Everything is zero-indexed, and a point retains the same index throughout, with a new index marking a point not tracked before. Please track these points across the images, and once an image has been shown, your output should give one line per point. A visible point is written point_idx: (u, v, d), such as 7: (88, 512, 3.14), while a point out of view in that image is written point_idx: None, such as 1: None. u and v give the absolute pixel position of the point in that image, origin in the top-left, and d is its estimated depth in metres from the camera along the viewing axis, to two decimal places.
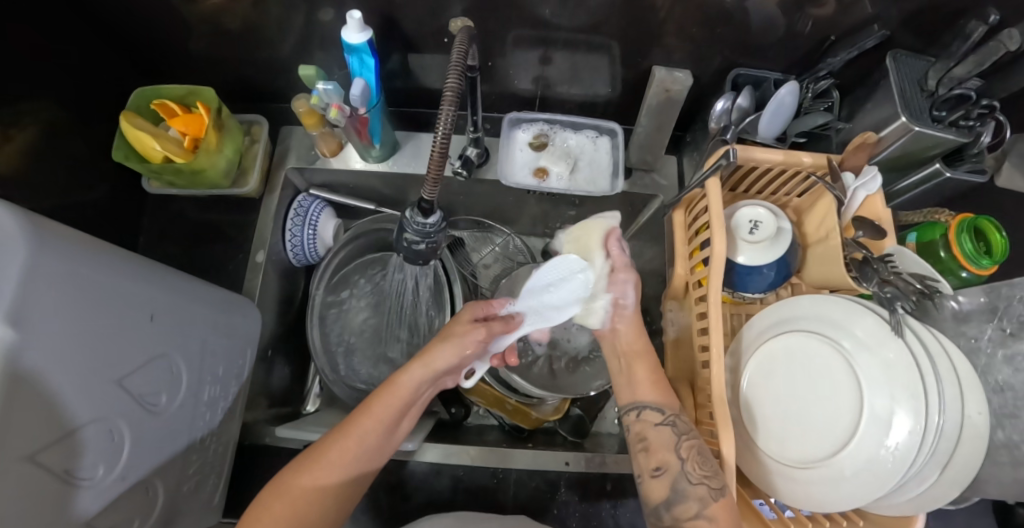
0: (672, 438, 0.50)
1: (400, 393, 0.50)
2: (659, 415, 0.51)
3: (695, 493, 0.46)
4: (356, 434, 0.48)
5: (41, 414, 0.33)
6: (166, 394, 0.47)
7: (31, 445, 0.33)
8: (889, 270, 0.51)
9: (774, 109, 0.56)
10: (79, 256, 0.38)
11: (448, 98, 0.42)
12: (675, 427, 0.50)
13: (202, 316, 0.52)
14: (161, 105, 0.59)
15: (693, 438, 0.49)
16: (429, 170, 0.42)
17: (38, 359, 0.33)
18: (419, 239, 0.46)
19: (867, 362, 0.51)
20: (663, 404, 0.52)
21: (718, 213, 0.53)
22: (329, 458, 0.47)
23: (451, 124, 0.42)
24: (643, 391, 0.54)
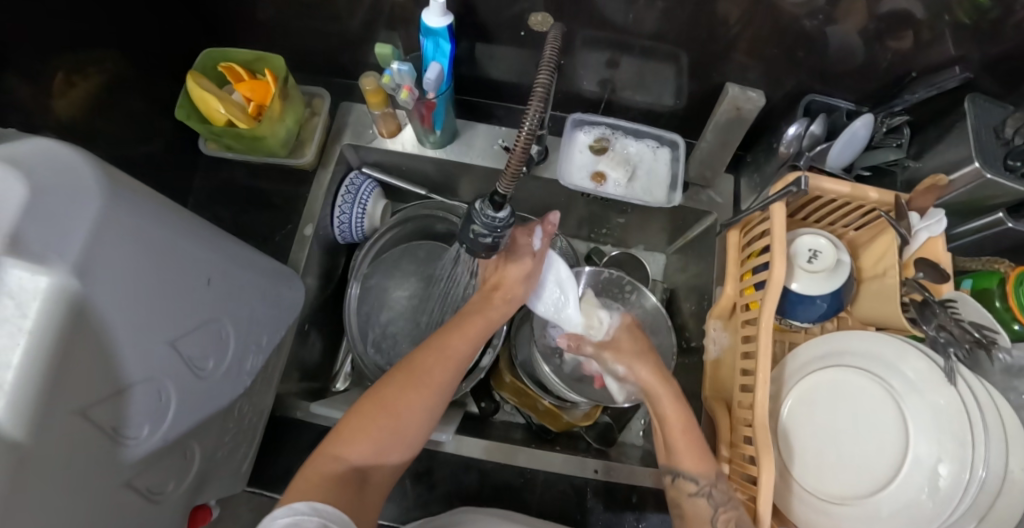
0: (709, 511, 0.46)
1: (489, 321, 0.53)
2: (694, 485, 0.48)
3: None
4: (435, 368, 0.48)
5: (95, 368, 0.33)
6: (213, 359, 0.46)
7: (82, 397, 0.32)
8: (949, 315, 0.51)
9: (847, 139, 0.55)
10: (141, 212, 0.37)
11: (538, 94, 0.40)
12: (710, 499, 0.47)
13: (252, 284, 0.51)
14: (228, 68, 0.59)
15: (730, 510, 0.46)
16: (508, 164, 0.41)
17: (100, 310, 0.33)
18: (487, 232, 0.45)
19: (916, 405, 0.50)
20: (697, 474, 0.48)
21: (780, 238, 0.53)
22: (413, 388, 0.46)
23: (536, 121, 0.40)
24: (678, 458, 0.49)
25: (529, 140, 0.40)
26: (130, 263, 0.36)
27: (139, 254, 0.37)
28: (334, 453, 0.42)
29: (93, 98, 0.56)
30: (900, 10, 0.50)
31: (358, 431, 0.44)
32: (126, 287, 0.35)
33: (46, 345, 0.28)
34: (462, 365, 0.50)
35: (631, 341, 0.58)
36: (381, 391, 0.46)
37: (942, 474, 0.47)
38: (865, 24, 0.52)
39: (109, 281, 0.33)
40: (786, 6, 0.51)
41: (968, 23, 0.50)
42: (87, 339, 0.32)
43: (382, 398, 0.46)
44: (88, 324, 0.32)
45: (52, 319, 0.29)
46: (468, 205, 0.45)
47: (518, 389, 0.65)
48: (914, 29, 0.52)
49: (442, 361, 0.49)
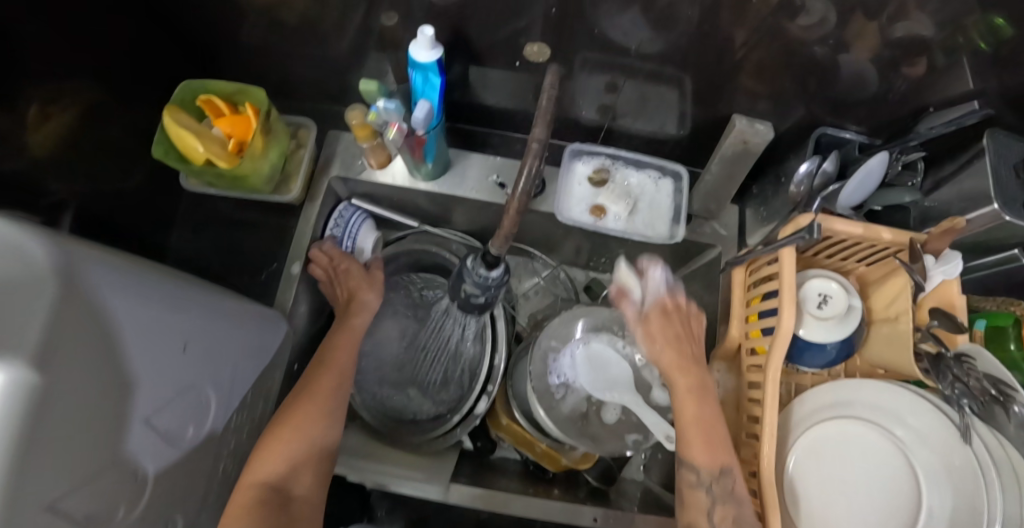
0: (705, 504, 0.46)
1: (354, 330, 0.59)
2: (694, 476, 0.47)
3: None
4: (325, 381, 0.53)
5: (65, 461, 0.31)
6: (191, 425, 0.44)
7: (52, 493, 0.30)
8: (964, 369, 0.49)
9: (861, 178, 0.52)
10: (107, 286, 0.35)
11: (534, 150, 0.37)
12: (708, 492, 0.46)
13: (232, 340, 0.49)
14: (207, 101, 0.55)
15: (728, 506, 0.46)
16: (503, 224, 0.39)
17: (75, 396, 0.31)
18: (478, 292, 0.42)
19: (924, 456, 0.49)
20: (701, 466, 0.47)
21: (790, 284, 0.50)
22: (306, 402, 0.51)
23: (534, 175, 0.38)
24: (693, 448, 0.48)
25: (524, 199, 0.38)
26: (99, 343, 0.33)
27: (108, 332, 0.34)
28: (250, 479, 0.45)
29: (72, 132, 0.53)
30: (912, 34, 0.46)
31: (269, 452, 0.47)
32: (98, 369, 0.33)
33: (17, 450, 0.26)
34: (343, 376, 0.55)
35: (664, 325, 0.54)
36: (281, 418, 0.49)
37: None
38: (878, 50, 0.49)
39: (79, 367, 0.31)
40: (794, 29, 0.48)
41: (986, 51, 0.47)
42: (56, 432, 0.29)
43: (284, 422, 0.49)
44: (58, 416, 0.29)
45: (25, 420, 0.26)
46: (460, 263, 0.43)
47: (515, 430, 0.63)
48: (928, 54, 0.48)
49: (325, 377, 0.54)
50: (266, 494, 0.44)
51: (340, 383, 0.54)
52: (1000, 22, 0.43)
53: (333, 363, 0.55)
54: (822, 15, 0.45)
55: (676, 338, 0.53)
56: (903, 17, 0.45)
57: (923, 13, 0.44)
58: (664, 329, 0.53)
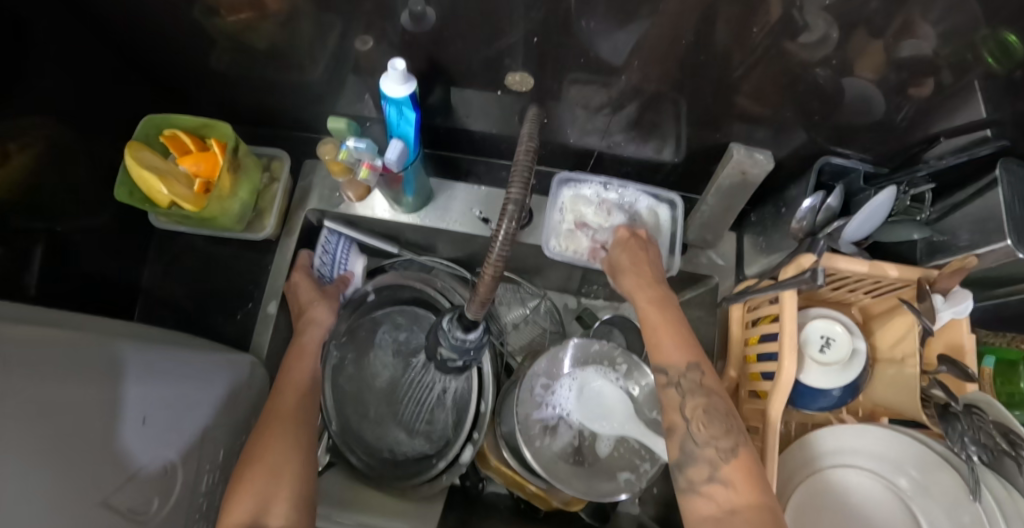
0: (678, 399, 0.43)
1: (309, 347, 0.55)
2: (665, 376, 0.45)
3: (704, 454, 0.40)
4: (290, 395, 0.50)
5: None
6: (159, 499, 0.39)
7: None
8: (974, 422, 0.45)
9: (869, 214, 0.48)
10: (10, 369, 0.30)
11: (510, 213, 0.32)
12: (679, 387, 0.43)
13: (188, 400, 0.44)
14: (171, 137, 0.52)
15: (699, 398, 0.42)
16: (478, 288, 0.35)
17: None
18: (455, 355, 0.40)
19: (930, 511, 0.47)
20: (668, 365, 0.45)
21: (791, 330, 0.47)
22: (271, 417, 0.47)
23: (513, 229, 0.32)
24: (666, 349, 0.46)
25: (500, 264, 0.34)
26: (6, 431, 0.28)
27: (15, 418, 0.29)
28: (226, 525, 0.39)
29: (32, 170, 0.49)
30: (918, 53, 0.42)
31: (245, 481, 0.41)
32: (10, 460, 0.28)
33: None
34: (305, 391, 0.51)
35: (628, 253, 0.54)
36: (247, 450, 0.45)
37: None
38: (883, 70, 0.45)
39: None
40: (795, 48, 0.44)
41: (1000, 73, 0.43)
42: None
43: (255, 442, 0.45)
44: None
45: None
46: (436, 322, 0.40)
47: (504, 471, 0.61)
48: (936, 74, 0.44)
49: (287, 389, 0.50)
50: (243, 527, 0.38)
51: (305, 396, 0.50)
52: (1011, 37, 0.39)
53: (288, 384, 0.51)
54: (823, 30, 0.41)
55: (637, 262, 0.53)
56: (907, 35, 0.41)
57: (933, 31, 0.40)
58: (629, 250, 0.54)
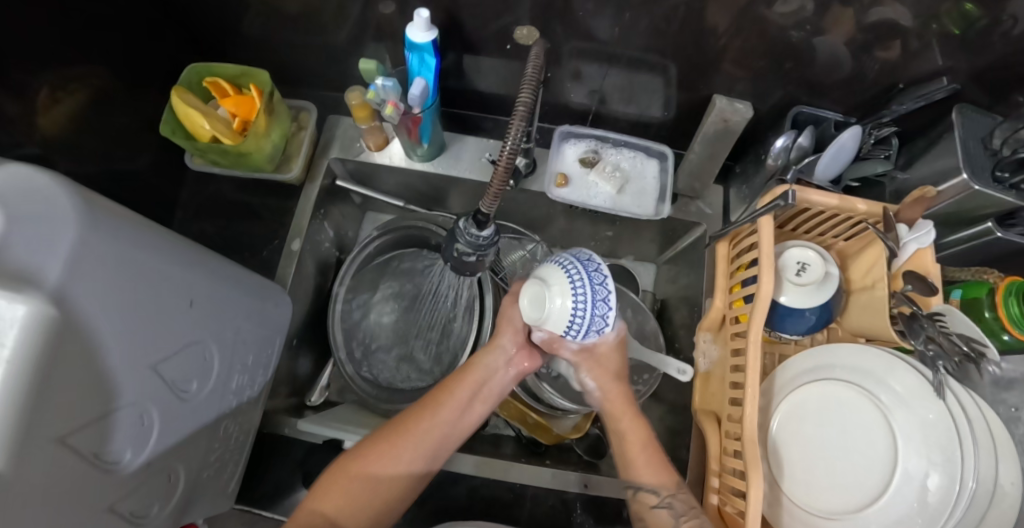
0: (670, 523, 0.47)
1: (474, 373, 0.53)
2: (655, 497, 0.48)
3: None
4: (443, 411, 0.51)
5: (76, 397, 0.33)
6: (197, 381, 0.46)
7: (64, 426, 0.32)
8: (937, 328, 0.50)
9: (834, 152, 0.56)
10: (123, 237, 0.37)
11: (520, 112, 0.39)
12: (671, 509, 0.47)
13: (238, 304, 0.51)
14: (212, 83, 0.59)
15: (693, 519, 0.46)
16: (491, 184, 0.41)
17: (83, 327, 0.32)
18: (470, 251, 0.46)
19: (905, 420, 0.51)
20: (657, 486, 0.48)
21: (768, 251, 0.52)
22: (426, 417, 0.50)
23: (519, 137, 0.40)
24: (641, 469, 0.49)
25: (511, 162, 0.40)
26: (109, 295, 0.35)
27: (117, 286, 0.36)
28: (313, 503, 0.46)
29: (81, 115, 0.55)
30: (879, 15, 0.49)
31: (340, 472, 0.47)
32: (106, 314, 0.35)
33: (32, 373, 0.28)
34: (475, 389, 0.53)
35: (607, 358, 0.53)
36: (403, 419, 0.51)
37: (931, 488, 0.47)
38: (853, 33, 0.52)
39: (89, 307, 0.33)
40: (771, 14, 0.51)
41: (957, 33, 0.49)
42: (69, 366, 0.32)
43: (382, 440, 0.49)
44: (73, 350, 0.32)
45: (35, 349, 0.28)
46: (453, 224, 0.46)
47: (506, 401, 0.65)
48: (895, 34, 0.51)
49: (468, 378, 0.53)
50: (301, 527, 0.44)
51: (458, 414, 0.52)
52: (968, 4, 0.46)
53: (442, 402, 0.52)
54: (798, 2, 0.48)
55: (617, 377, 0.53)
56: (877, 3, 0.48)
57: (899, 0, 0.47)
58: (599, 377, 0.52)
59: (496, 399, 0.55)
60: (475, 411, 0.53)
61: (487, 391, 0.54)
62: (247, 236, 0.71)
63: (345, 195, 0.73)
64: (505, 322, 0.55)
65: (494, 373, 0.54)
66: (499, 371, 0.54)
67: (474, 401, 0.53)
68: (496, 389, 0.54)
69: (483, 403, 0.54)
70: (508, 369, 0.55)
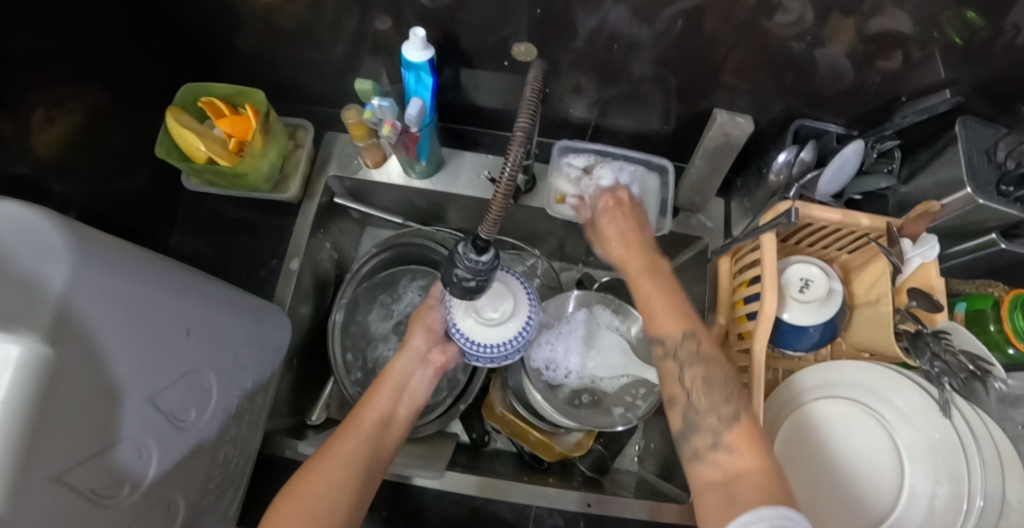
0: (676, 371, 0.45)
1: (390, 381, 0.57)
2: (662, 346, 0.47)
3: (707, 423, 0.41)
4: (365, 423, 0.52)
5: (73, 435, 0.32)
6: (194, 410, 0.46)
7: (61, 464, 0.31)
8: (942, 347, 0.50)
9: (837, 166, 0.56)
10: (117, 268, 0.37)
11: (518, 137, 0.36)
12: (677, 359, 0.45)
13: (235, 329, 0.51)
14: (208, 103, 0.58)
15: (697, 368, 0.44)
16: (491, 207, 0.37)
17: (80, 363, 0.32)
18: (470, 276, 0.43)
19: (911, 438, 0.50)
20: (668, 337, 0.46)
21: (771, 269, 0.52)
22: (348, 436, 0.50)
23: (520, 159, 0.36)
24: (659, 322, 0.47)
25: (509, 191, 0.35)
26: (105, 330, 0.35)
27: (113, 318, 0.35)
28: None
29: (77, 137, 0.55)
30: (882, 28, 0.48)
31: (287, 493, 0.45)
32: (103, 349, 0.34)
33: (28, 416, 0.28)
34: (395, 393, 0.56)
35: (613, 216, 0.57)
36: (330, 445, 0.50)
37: (938, 507, 0.47)
38: (854, 45, 0.51)
39: (86, 341, 0.33)
40: (772, 27, 0.50)
41: (959, 43, 0.49)
42: (67, 404, 0.31)
43: (311, 466, 0.47)
44: (69, 387, 0.31)
45: (31, 390, 0.28)
46: (451, 248, 0.43)
47: (509, 419, 0.65)
48: (899, 47, 0.50)
49: (385, 386, 0.56)
50: None
51: (382, 424, 0.53)
52: (970, 15, 0.46)
53: (360, 420, 0.52)
54: (798, 14, 0.48)
55: (631, 243, 0.54)
56: (879, 15, 0.47)
57: (900, 9, 0.46)
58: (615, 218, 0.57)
59: (419, 402, 0.57)
60: (401, 415, 0.55)
61: (408, 394, 0.57)
62: (243, 253, 0.70)
63: (343, 211, 0.72)
64: (418, 323, 0.59)
65: (412, 374, 0.57)
66: (415, 372, 0.58)
67: (397, 405, 0.56)
68: (416, 392, 0.57)
69: (407, 408, 0.56)
70: (424, 366, 0.58)
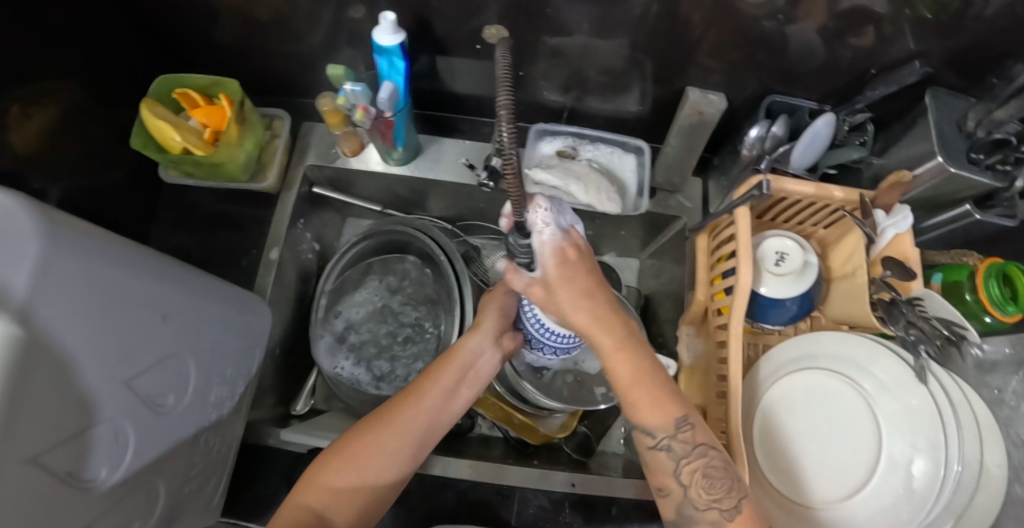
0: (672, 465, 0.43)
1: (459, 360, 0.53)
2: (652, 438, 0.43)
3: (705, 517, 0.41)
4: (428, 398, 0.50)
5: (49, 416, 0.32)
6: (173, 395, 0.46)
7: (37, 445, 0.32)
8: (917, 313, 0.51)
9: (809, 140, 0.56)
10: (88, 252, 0.36)
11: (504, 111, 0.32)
12: (670, 453, 0.42)
13: (213, 315, 0.51)
14: (183, 94, 0.58)
15: (697, 460, 0.42)
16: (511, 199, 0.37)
17: (53, 345, 0.32)
18: (528, 258, 0.45)
19: (889, 407, 0.51)
20: (657, 428, 0.43)
21: (746, 242, 0.52)
22: (410, 407, 0.49)
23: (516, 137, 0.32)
24: (644, 412, 0.43)
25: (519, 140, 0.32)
26: (79, 313, 0.35)
27: (86, 301, 0.35)
28: (296, 501, 0.43)
29: (52, 131, 0.55)
30: (850, 1, 0.49)
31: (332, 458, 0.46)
32: (77, 332, 0.34)
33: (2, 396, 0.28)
34: (462, 373, 0.53)
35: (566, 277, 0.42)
36: (386, 413, 0.49)
37: (916, 473, 0.47)
38: (824, 20, 0.51)
39: (59, 324, 0.33)
40: (742, 4, 0.50)
41: (929, 17, 0.49)
42: (40, 386, 0.31)
43: (365, 431, 0.47)
44: (42, 369, 0.31)
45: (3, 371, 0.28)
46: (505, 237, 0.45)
47: (491, 403, 0.65)
48: (869, 20, 0.51)
49: (452, 364, 0.53)
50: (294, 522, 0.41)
51: (443, 401, 0.51)
52: None
53: (421, 396, 0.50)
54: None
55: (577, 296, 0.43)
56: None
57: None
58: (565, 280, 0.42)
59: (482, 384, 0.54)
60: (462, 396, 0.52)
61: (473, 374, 0.54)
62: (225, 246, 0.70)
63: (324, 202, 0.72)
64: (492, 307, 0.57)
65: (481, 356, 0.54)
66: (483, 354, 0.55)
67: (461, 385, 0.53)
68: (482, 373, 0.54)
69: (470, 389, 0.54)
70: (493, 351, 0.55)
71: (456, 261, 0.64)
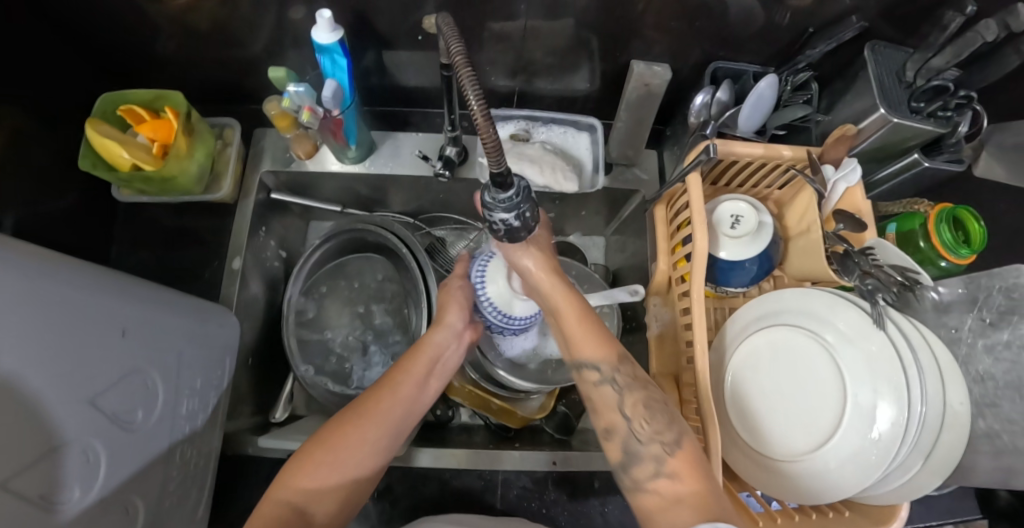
0: (614, 398, 0.45)
1: (429, 350, 0.53)
2: (597, 374, 0.46)
3: (649, 453, 0.42)
4: (403, 389, 0.49)
5: (13, 438, 0.32)
6: (142, 411, 0.46)
7: (5, 469, 0.31)
8: (870, 262, 0.51)
9: (753, 102, 0.57)
10: (33, 272, 0.36)
11: (461, 62, 0.33)
12: (614, 385, 0.45)
13: (175, 330, 0.51)
14: (127, 110, 0.57)
15: (637, 393, 0.45)
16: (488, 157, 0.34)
17: (7, 365, 0.32)
18: (512, 216, 0.41)
19: (852, 356, 0.51)
20: (599, 361, 0.46)
21: (699, 207, 0.53)
22: (386, 397, 0.48)
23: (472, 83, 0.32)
24: (581, 347, 0.47)
25: (488, 112, 0.31)
26: (32, 334, 0.34)
27: (38, 322, 0.35)
28: (277, 493, 0.44)
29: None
30: None
31: (306, 454, 0.45)
32: (31, 353, 0.34)
33: None
34: (430, 366, 0.52)
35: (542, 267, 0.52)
36: (361, 403, 0.48)
37: (882, 418, 0.48)
38: None
39: (10, 345, 0.32)
40: None
41: None
42: None
43: (342, 424, 0.46)
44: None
45: None
46: (480, 199, 0.41)
47: (469, 392, 0.66)
48: None
49: (421, 356, 0.52)
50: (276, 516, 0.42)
51: (418, 390, 0.51)
52: None
53: (394, 386, 0.49)
54: None
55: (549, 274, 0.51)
56: None
57: None
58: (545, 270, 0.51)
59: (449, 375, 0.54)
60: (433, 387, 0.52)
61: (441, 367, 0.53)
62: (188, 261, 0.70)
63: (284, 207, 0.72)
64: (452, 299, 0.56)
65: (447, 349, 0.54)
66: (450, 347, 0.54)
67: (431, 377, 0.52)
68: (449, 365, 0.54)
69: (439, 379, 0.53)
70: (458, 343, 0.55)
71: (422, 254, 0.64)
